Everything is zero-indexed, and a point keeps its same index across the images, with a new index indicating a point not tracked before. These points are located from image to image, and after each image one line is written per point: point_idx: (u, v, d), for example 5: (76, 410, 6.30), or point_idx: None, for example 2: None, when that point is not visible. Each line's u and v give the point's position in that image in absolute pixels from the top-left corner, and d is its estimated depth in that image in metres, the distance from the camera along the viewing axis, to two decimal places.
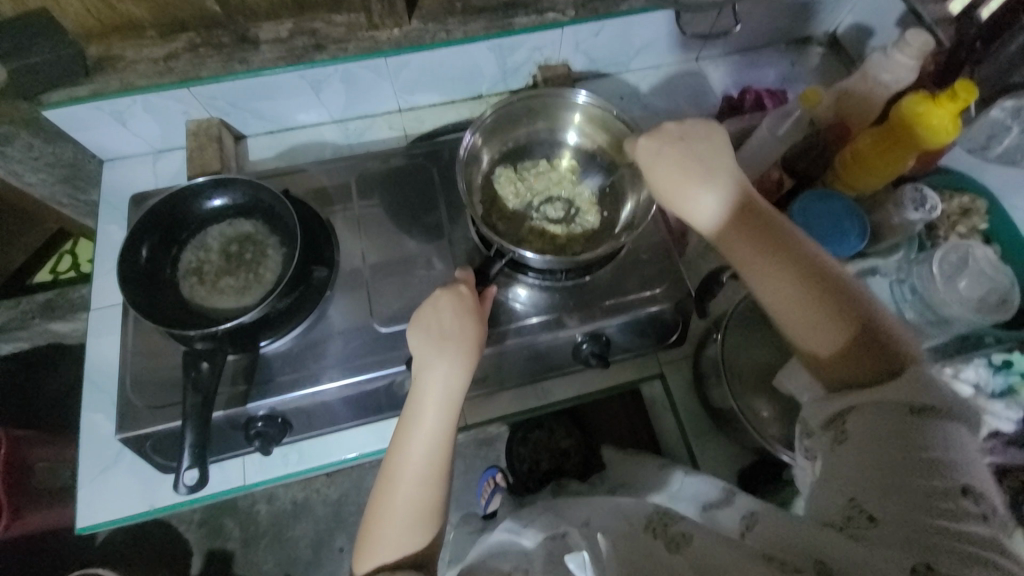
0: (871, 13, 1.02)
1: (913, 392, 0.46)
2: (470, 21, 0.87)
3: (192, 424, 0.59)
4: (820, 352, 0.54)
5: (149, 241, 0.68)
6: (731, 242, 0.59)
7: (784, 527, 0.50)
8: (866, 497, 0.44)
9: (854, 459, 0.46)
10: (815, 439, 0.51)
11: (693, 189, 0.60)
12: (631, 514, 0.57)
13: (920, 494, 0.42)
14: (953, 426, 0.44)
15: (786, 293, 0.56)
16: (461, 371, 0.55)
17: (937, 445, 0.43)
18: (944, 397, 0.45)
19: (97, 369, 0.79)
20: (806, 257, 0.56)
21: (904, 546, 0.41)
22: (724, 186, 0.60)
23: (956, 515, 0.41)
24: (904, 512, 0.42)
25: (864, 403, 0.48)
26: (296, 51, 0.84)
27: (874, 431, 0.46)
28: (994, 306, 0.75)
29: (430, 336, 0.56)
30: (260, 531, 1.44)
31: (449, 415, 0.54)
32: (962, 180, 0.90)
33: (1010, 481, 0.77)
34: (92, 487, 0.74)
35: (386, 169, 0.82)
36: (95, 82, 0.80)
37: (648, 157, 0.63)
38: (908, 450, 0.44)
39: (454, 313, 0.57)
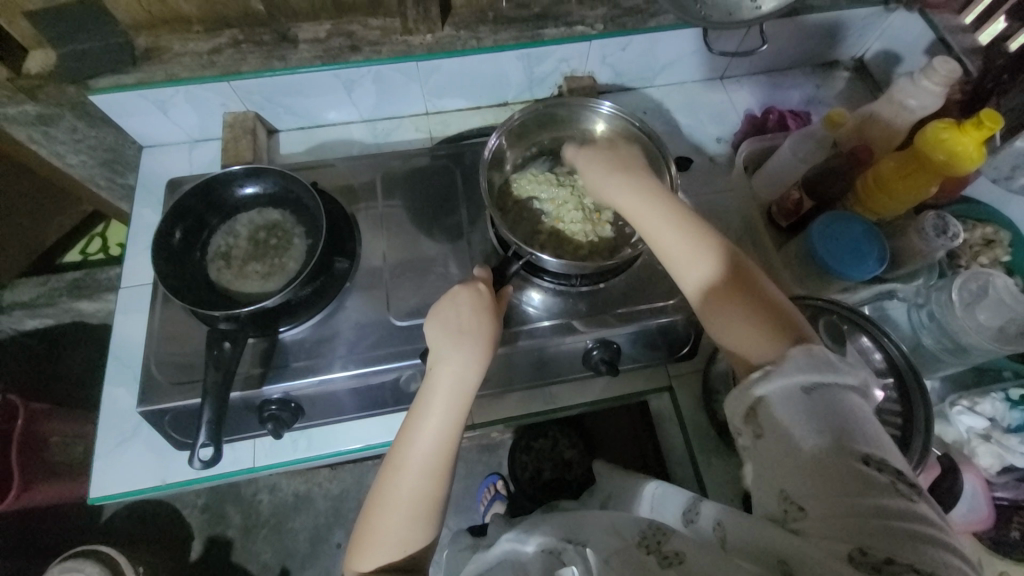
0: (899, 41, 1.03)
1: (807, 371, 0.47)
2: (500, 31, 0.92)
3: (212, 401, 0.61)
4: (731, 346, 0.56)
5: (183, 224, 0.71)
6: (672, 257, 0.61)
7: (739, 527, 0.50)
8: (795, 490, 0.45)
9: (778, 450, 0.46)
10: (741, 436, 0.50)
11: (613, 186, 0.66)
12: (624, 530, 0.56)
13: (834, 475, 0.43)
14: (845, 396, 0.46)
15: (712, 298, 0.58)
16: (473, 366, 0.56)
17: (839, 421, 0.44)
18: (834, 367, 0.47)
19: (121, 344, 0.82)
20: (739, 267, 0.58)
21: (837, 536, 0.41)
22: (643, 185, 0.65)
23: (872, 492, 0.42)
24: (828, 501, 0.43)
25: (773, 392, 0.48)
26: (333, 51, 0.88)
27: (785, 417, 0.46)
28: (1014, 336, 0.73)
29: (448, 330, 0.58)
30: (261, 520, 1.45)
31: (458, 406, 0.55)
32: (987, 212, 0.89)
33: (1020, 518, 0.74)
34: (108, 458, 0.76)
35: (410, 169, 0.85)
36: (141, 70, 0.85)
37: (581, 161, 0.71)
38: (808, 432, 0.45)
39: (472, 309, 0.59)
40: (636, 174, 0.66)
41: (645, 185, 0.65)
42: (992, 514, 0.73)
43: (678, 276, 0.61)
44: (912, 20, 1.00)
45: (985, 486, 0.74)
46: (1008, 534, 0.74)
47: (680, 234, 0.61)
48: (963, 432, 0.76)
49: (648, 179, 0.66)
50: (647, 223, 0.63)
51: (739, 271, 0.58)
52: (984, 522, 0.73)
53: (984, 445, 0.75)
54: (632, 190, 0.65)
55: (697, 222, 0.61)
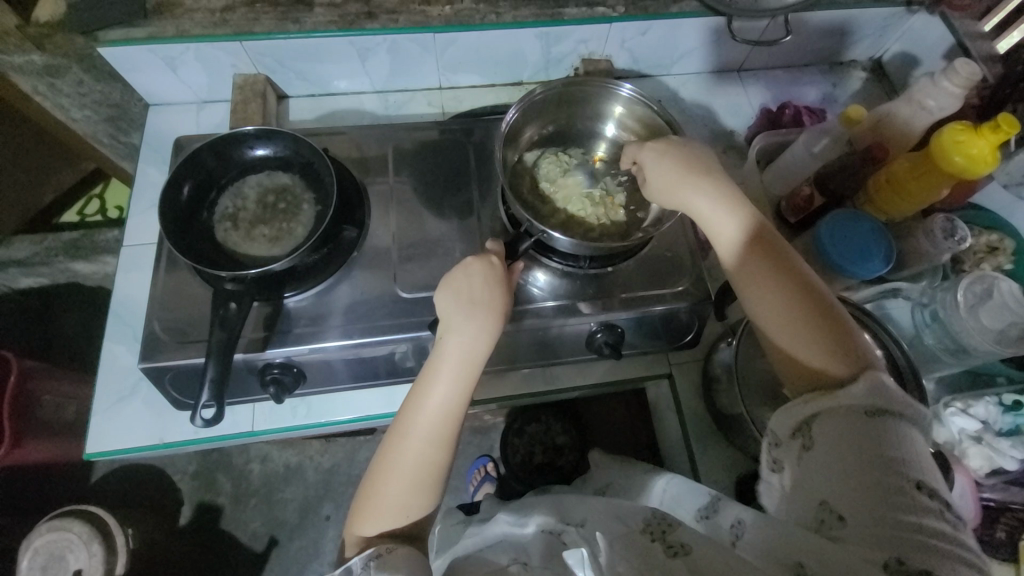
0: (919, 43, 1.02)
1: (870, 395, 0.49)
2: (521, 7, 0.90)
3: (215, 361, 0.60)
4: (791, 361, 0.57)
5: (193, 179, 0.70)
6: (742, 271, 0.61)
7: (757, 527, 0.51)
8: (837, 498, 0.46)
9: (825, 460, 0.48)
10: (783, 448, 0.52)
11: (689, 191, 0.64)
12: (628, 517, 0.56)
13: (882, 489, 0.44)
14: (905, 426, 0.47)
15: (775, 313, 0.58)
16: (484, 337, 0.57)
17: (894, 445, 0.45)
18: (901, 400, 0.48)
19: (122, 303, 0.82)
20: (807, 283, 0.58)
21: (873, 543, 0.42)
22: (727, 193, 0.64)
23: (917, 509, 0.43)
24: (871, 511, 0.44)
25: (829, 409, 0.50)
26: (349, 16, 0.86)
27: (841, 432, 0.48)
28: (1015, 340, 0.74)
29: (460, 299, 0.57)
30: (252, 489, 1.46)
31: (467, 375, 0.56)
32: (992, 218, 0.90)
33: (1006, 518, 0.77)
34: (106, 416, 0.76)
35: (422, 142, 0.84)
36: (151, 24, 0.83)
37: (651, 159, 0.68)
38: (862, 448, 0.46)
39: (484, 280, 0.59)
40: (718, 179, 0.65)
41: (719, 194, 0.64)
42: (979, 514, 0.74)
43: (743, 290, 0.61)
44: (933, 23, 0.99)
45: (974, 486, 0.75)
46: (995, 536, 0.77)
47: (739, 239, 0.62)
48: (955, 432, 0.77)
49: (731, 185, 0.65)
50: (723, 229, 0.63)
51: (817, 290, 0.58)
52: (971, 521, 0.74)
53: (975, 447, 0.76)
54: (719, 197, 0.63)
55: (752, 232, 0.62)
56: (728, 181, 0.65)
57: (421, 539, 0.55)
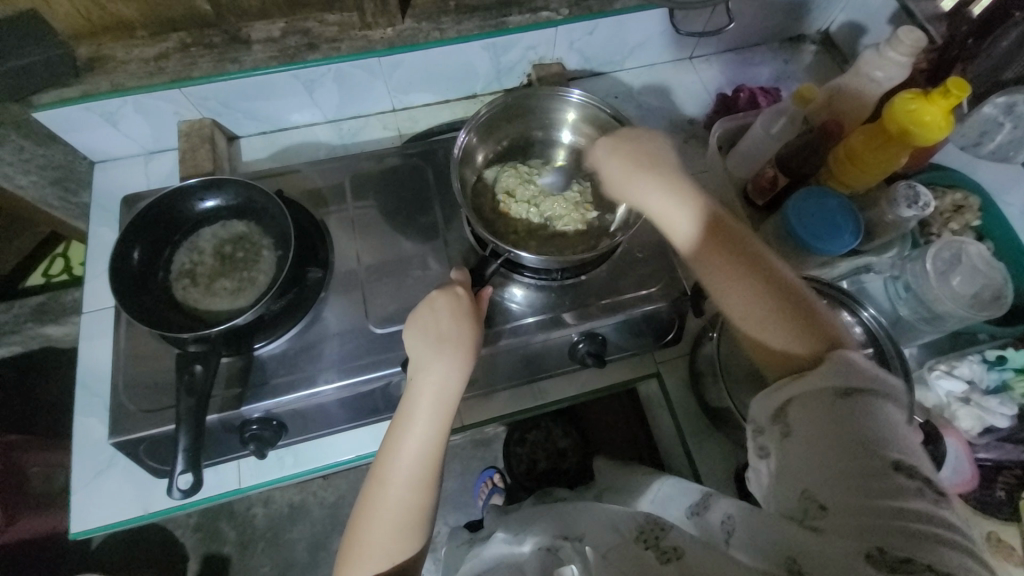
0: (863, 12, 1.03)
1: (842, 376, 0.48)
2: (464, 20, 0.87)
3: (186, 429, 0.58)
4: (761, 344, 0.56)
5: (141, 243, 0.67)
6: (707, 264, 0.59)
7: (745, 522, 0.51)
8: (818, 487, 0.45)
9: (803, 449, 0.47)
10: (764, 435, 0.51)
11: (643, 188, 0.63)
12: (623, 525, 0.55)
13: (861, 476, 0.44)
14: (880, 403, 0.47)
15: (743, 305, 0.56)
16: (456, 372, 0.55)
17: (869, 426, 0.45)
18: (868, 375, 0.47)
19: (90, 372, 0.79)
20: (767, 270, 0.57)
21: (857, 533, 0.42)
22: (675, 187, 0.62)
23: (900, 494, 0.42)
24: (851, 498, 0.43)
25: (802, 395, 0.49)
26: (290, 50, 0.83)
27: (817, 419, 0.47)
28: (988, 302, 0.76)
29: (428, 337, 0.56)
30: (257, 534, 1.43)
31: (443, 414, 0.55)
32: (956, 177, 0.90)
33: (1004, 477, 0.77)
34: (85, 493, 0.73)
35: (380, 170, 0.82)
36: (85, 82, 0.79)
37: (604, 153, 0.68)
38: (841, 434, 0.45)
39: (451, 314, 0.58)
40: (662, 174, 0.63)
41: (675, 187, 0.62)
42: (975, 475, 0.75)
43: (709, 282, 0.59)
44: None
45: (966, 446, 0.76)
46: (993, 494, 0.77)
47: (693, 228, 0.60)
48: (942, 396, 0.79)
49: (675, 177, 0.63)
50: (678, 225, 0.61)
51: (773, 269, 0.57)
52: (968, 483, 0.75)
53: (964, 409, 0.77)
54: (670, 195, 0.62)
55: (707, 220, 0.60)
56: (672, 170, 0.64)
57: None
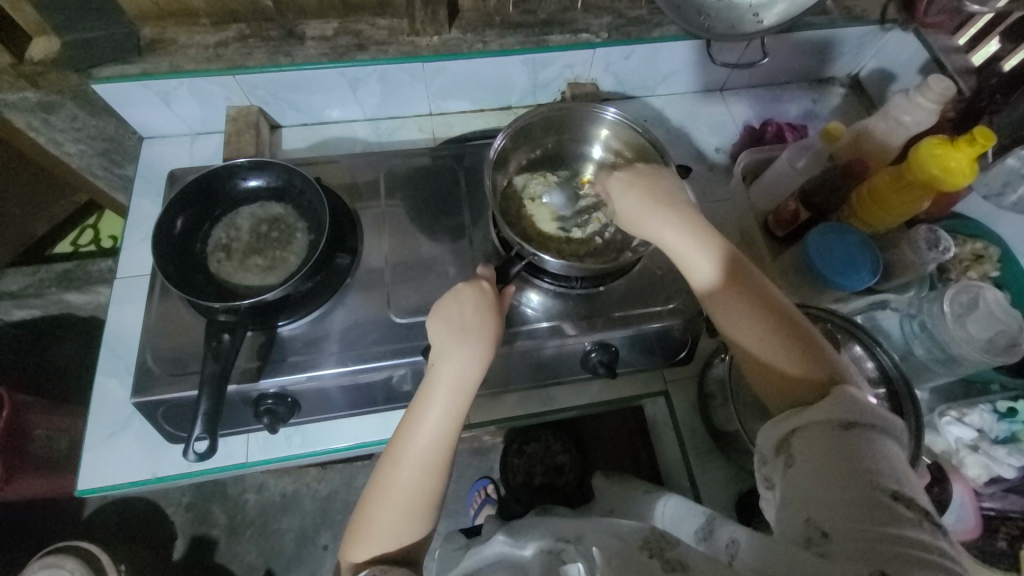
0: (894, 60, 1.06)
1: (845, 410, 0.49)
2: (506, 36, 0.93)
3: (208, 393, 0.60)
4: (768, 376, 0.58)
5: (185, 214, 0.71)
6: (716, 297, 0.61)
7: (750, 548, 0.50)
8: (822, 513, 0.45)
9: (807, 476, 0.47)
10: (769, 465, 0.52)
11: (657, 225, 0.64)
12: (628, 535, 0.55)
13: (866, 504, 0.43)
14: (881, 438, 0.48)
15: (749, 338, 0.58)
16: (473, 363, 0.57)
17: (871, 458, 0.46)
18: (871, 412, 0.49)
19: (115, 336, 0.81)
20: (775, 307, 0.59)
21: (859, 558, 0.41)
22: (686, 222, 0.63)
23: (903, 524, 0.42)
24: (854, 525, 0.43)
25: (806, 426, 0.50)
26: (340, 48, 0.89)
27: (820, 449, 0.48)
28: (1003, 348, 0.75)
29: (450, 326, 0.58)
30: (248, 520, 1.43)
31: (458, 403, 0.56)
32: (977, 227, 0.91)
33: (1007, 528, 0.76)
34: (97, 452, 0.75)
35: (414, 168, 0.85)
36: (146, 61, 0.85)
37: (620, 187, 0.68)
38: (845, 463, 0.46)
39: (474, 306, 0.59)
40: (676, 209, 0.64)
41: (690, 222, 0.64)
42: (979, 524, 0.75)
43: (716, 316, 0.61)
44: (907, 40, 1.02)
45: (972, 495, 0.76)
46: (995, 544, 0.75)
47: (706, 261, 0.62)
48: (952, 442, 0.78)
49: (688, 213, 0.64)
50: (692, 261, 0.63)
51: (780, 307, 0.59)
52: (971, 531, 0.74)
53: (972, 456, 0.77)
54: (680, 227, 0.63)
55: (718, 254, 0.62)
56: (683, 205, 0.65)
57: (414, 565, 0.55)
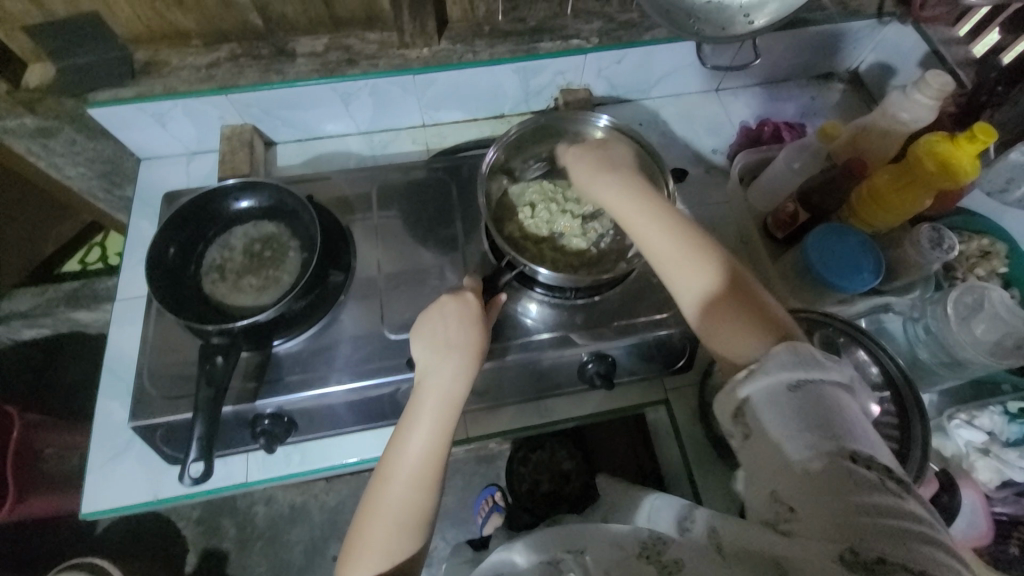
0: (893, 53, 1.04)
1: (788, 368, 0.48)
2: (497, 45, 0.92)
3: (203, 417, 0.60)
4: (716, 339, 0.56)
5: (177, 239, 0.71)
6: (661, 257, 0.61)
7: (723, 524, 0.51)
8: (786, 489, 0.45)
9: (767, 449, 0.46)
10: (732, 438, 0.50)
11: (603, 184, 0.67)
12: (623, 540, 0.54)
13: (825, 473, 0.43)
14: (833, 393, 0.46)
15: (698, 296, 0.58)
16: (462, 377, 0.58)
17: (823, 418, 0.45)
18: (814, 364, 0.47)
19: (116, 358, 0.82)
20: (720, 267, 0.59)
21: (828, 534, 0.42)
22: (630, 188, 0.66)
23: (863, 489, 0.42)
24: (818, 497, 0.43)
25: (756, 390, 0.48)
26: (330, 64, 0.89)
27: (772, 415, 0.47)
28: (1011, 350, 0.73)
29: (436, 342, 0.59)
30: (257, 532, 1.44)
31: (445, 415, 0.56)
32: (983, 223, 0.89)
33: (1019, 534, 0.74)
34: (100, 474, 0.76)
35: (406, 181, 0.85)
36: (140, 84, 0.85)
37: (572, 159, 0.72)
38: (799, 429, 0.45)
39: (458, 320, 0.60)
40: (626, 176, 0.67)
41: (632, 186, 0.66)
42: (992, 529, 0.73)
43: (665, 276, 0.61)
44: (906, 33, 1.00)
45: (984, 501, 0.74)
46: (1007, 550, 0.75)
47: (670, 235, 0.61)
48: (962, 445, 0.76)
49: (638, 180, 0.67)
50: (640, 224, 0.63)
51: (729, 269, 0.59)
52: (984, 538, 0.73)
53: (983, 460, 0.75)
54: (621, 189, 0.66)
55: (660, 214, 0.63)
56: (635, 175, 0.68)
57: None
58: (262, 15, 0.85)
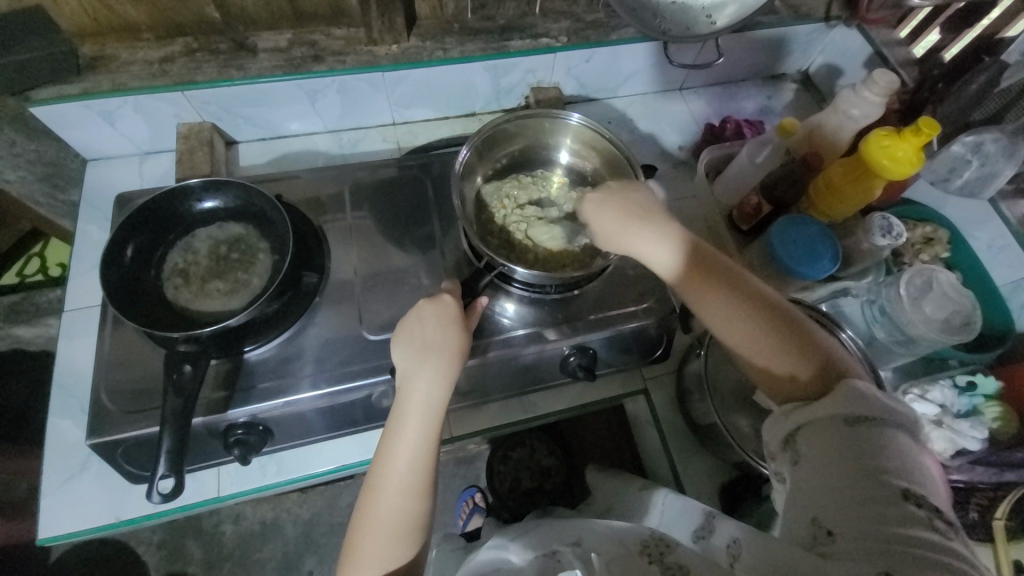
0: (840, 55, 1.10)
1: (849, 404, 0.50)
2: (466, 42, 0.92)
3: (170, 430, 0.57)
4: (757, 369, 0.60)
5: (135, 241, 0.67)
6: (690, 292, 0.62)
7: (754, 548, 0.51)
8: (826, 512, 0.46)
9: (814, 473, 0.49)
10: (777, 461, 0.54)
11: (636, 235, 0.64)
12: (626, 538, 0.56)
13: (868, 499, 0.45)
14: (889, 431, 0.48)
15: (742, 336, 0.59)
16: (441, 381, 0.57)
17: (878, 454, 0.47)
18: (878, 405, 0.50)
19: (69, 373, 0.76)
20: (769, 309, 0.59)
21: (864, 556, 0.42)
22: (672, 234, 0.64)
23: (905, 520, 0.43)
24: (856, 520, 0.44)
25: (810, 421, 0.52)
26: (295, 60, 0.86)
27: (826, 445, 0.49)
28: (958, 327, 0.80)
29: (413, 348, 0.59)
30: (225, 552, 1.37)
31: (429, 421, 0.56)
32: (926, 212, 0.96)
33: (977, 499, 0.80)
34: (53, 499, 0.70)
35: (379, 180, 0.83)
36: (86, 80, 0.80)
37: (594, 211, 0.67)
38: (848, 461, 0.47)
39: (436, 323, 0.60)
40: (653, 223, 0.64)
41: (665, 233, 0.64)
42: None
43: (700, 312, 0.62)
44: (851, 35, 1.07)
45: None
46: (967, 515, 0.80)
47: (679, 265, 0.63)
48: (917, 418, 0.81)
49: (670, 223, 0.64)
50: (667, 267, 0.63)
51: (776, 313, 0.59)
52: None
53: (937, 431, 0.80)
54: (661, 236, 0.64)
55: (691, 251, 0.63)
56: (663, 216, 0.65)
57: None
58: (220, 8, 0.81)
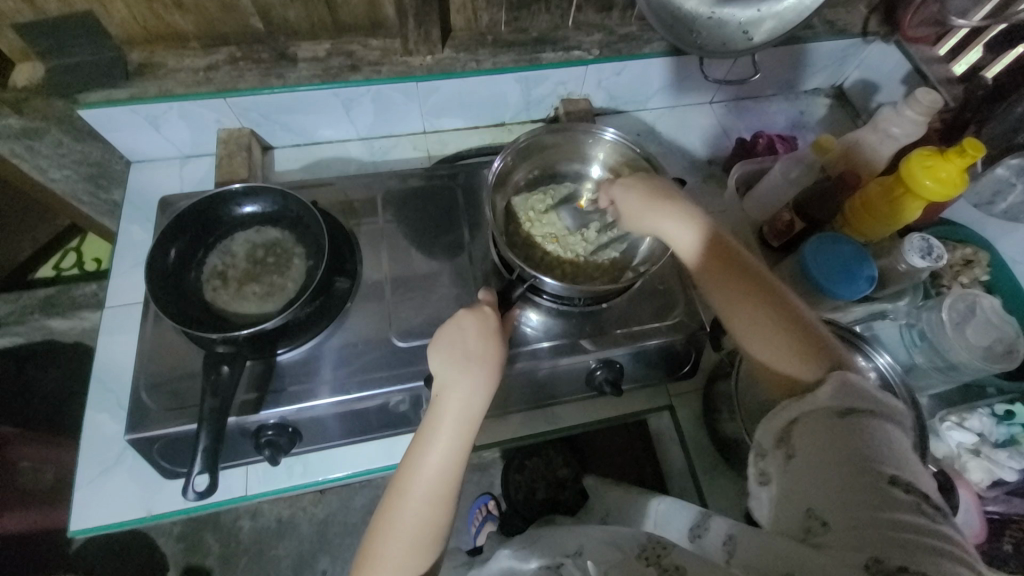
0: (876, 71, 1.09)
1: (839, 397, 0.48)
2: (499, 54, 0.93)
3: (208, 428, 0.58)
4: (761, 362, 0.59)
5: (177, 243, 0.69)
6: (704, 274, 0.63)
7: (748, 542, 0.49)
8: (821, 504, 0.44)
9: (806, 467, 0.46)
10: (768, 458, 0.51)
11: (659, 220, 0.67)
12: (624, 544, 0.54)
13: (860, 489, 0.43)
14: (878, 422, 0.47)
15: (751, 328, 0.59)
16: (480, 392, 0.58)
17: (868, 442, 0.45)
18: (871, 398, 0.48)
19: (107, 368, 0.79)
20: (782, 307, 0.59)
21: (855, 546, 0.41)
22: (693, 223, 0.65)
23: (894, 506, 0.42)
24: (847, 509, 0.43)
25: (803, 415, 0.49)
26: (332, 70, 0.88)
27: (816, 441, 0.47)
28: (1000, 355, 0.77)
29: (451, 358, 0.59)
30: (242, 547, 1.38)
31: (463, 434, 0.56)
32: (965, 233, 0.93)
33: (1011, 531, 0.78)
34: (88, 490, 0.72)
35: (411, 188, 0.84)
36: (134, 85, 0.83)
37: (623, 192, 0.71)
38: (838, 451, 0.45)
39: (477, 334, 0.60)
40: (682, 206, 0.67)
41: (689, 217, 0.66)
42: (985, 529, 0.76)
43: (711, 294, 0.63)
44: (889, 51, 1.05)
45: (976, 499, 0.77)
46: (1000, 547, 0.78)
47: (699, 248, 0.64)
48: (953, 447, 0.79)
49: (697, 212, 0.66)
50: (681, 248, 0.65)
51: (789, 311, 0.58)
52: (979, 535, 0.76)
53: (974, 460, 0.78)
54: (685, 226, 0.65)
55: (706, 236, 0.64)
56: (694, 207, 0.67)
57: None
58: (263, 18, 0.84)
